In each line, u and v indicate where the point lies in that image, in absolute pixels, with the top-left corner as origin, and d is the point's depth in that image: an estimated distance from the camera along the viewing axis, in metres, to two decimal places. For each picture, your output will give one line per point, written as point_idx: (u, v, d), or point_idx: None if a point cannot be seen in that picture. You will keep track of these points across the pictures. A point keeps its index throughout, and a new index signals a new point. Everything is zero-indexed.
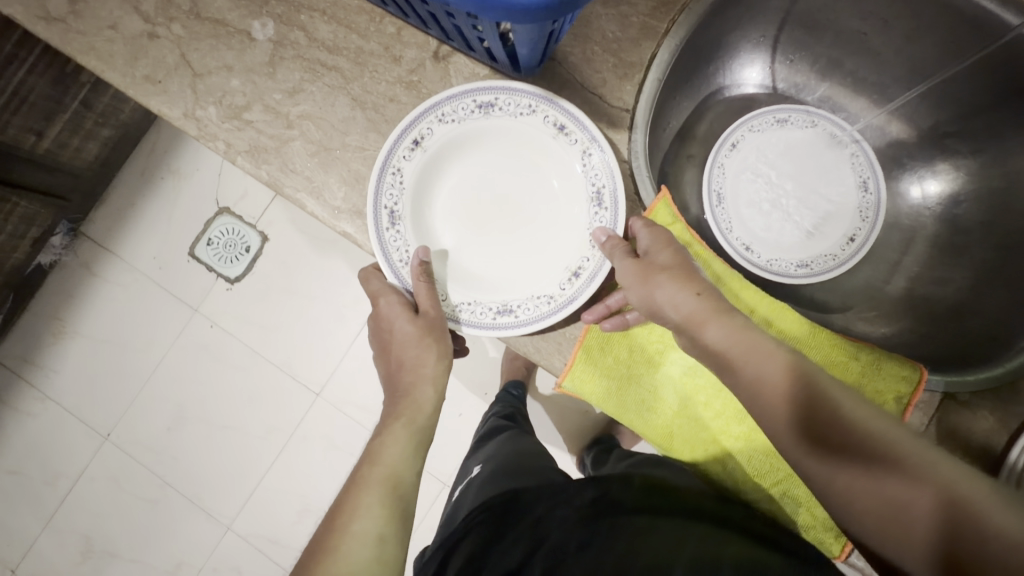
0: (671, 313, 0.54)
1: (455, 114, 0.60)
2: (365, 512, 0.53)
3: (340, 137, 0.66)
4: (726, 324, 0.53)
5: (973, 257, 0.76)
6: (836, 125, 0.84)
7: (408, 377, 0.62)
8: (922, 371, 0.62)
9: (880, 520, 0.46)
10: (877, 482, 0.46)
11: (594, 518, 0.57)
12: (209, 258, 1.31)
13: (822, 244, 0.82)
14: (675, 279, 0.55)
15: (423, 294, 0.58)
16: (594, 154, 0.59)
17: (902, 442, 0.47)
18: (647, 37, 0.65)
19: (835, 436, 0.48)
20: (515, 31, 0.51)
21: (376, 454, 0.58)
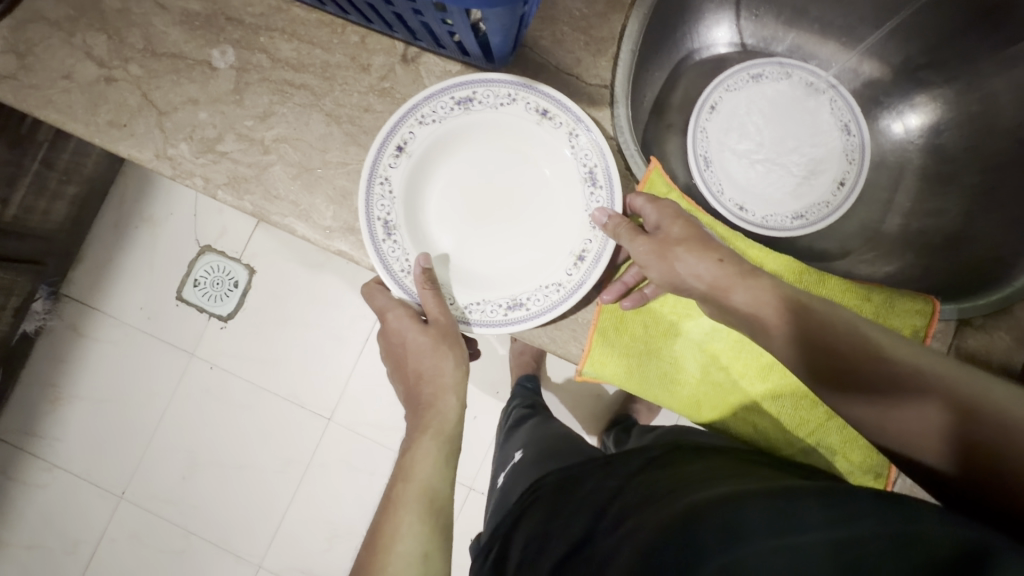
0: (695, 284, 0.55)
1: (434, 114, 0.58)
2: (408, 533, 0.53)
3: (319, 155, 0.64)
4: (746, 291, 0.52)
5: (961, 183, 0.77)
6: (810, 72, 0.84)
7: (429, 388, 0.61)
8: (934, 302, 0.62)
9: (903, 444, 0.46)
10: (889, 408, 0.46)
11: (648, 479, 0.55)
12: (199, 300, 1.28)
13: (815, 192, 0.82)
14: (692, 250, 0.55)
15: (429, 299, 0.57)
16: (581, 134, 0.58)
17: (919, 369, 0.46)
18: (613, 10, 0.65)
19: (847, 370, 0.48)
20: (496, 20, 0.50)
21: (407, 470, 0.57)
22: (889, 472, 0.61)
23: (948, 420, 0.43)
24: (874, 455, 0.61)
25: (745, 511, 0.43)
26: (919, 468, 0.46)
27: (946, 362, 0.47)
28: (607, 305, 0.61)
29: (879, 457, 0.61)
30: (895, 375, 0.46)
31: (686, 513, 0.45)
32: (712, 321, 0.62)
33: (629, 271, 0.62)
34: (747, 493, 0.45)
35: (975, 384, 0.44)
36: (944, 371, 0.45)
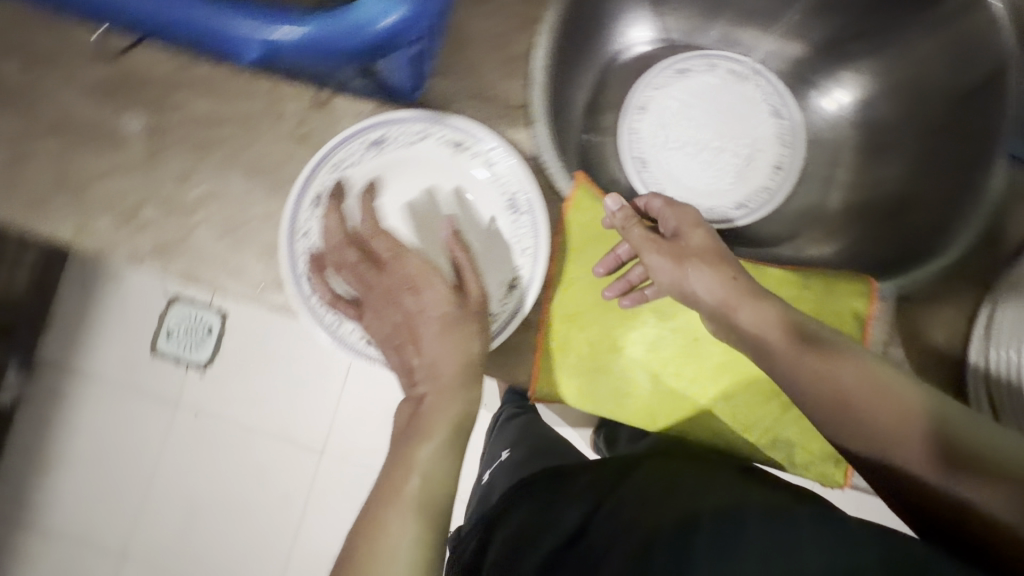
0: (704, 299, 0.57)
1: (348, 159, 0.58)
2: (404, 538, 0.46)
3: (242, 211, 0.63)
4: (751, 312, 0.54)
5: (899, 152, 0.76)
6: (734, 60, 0.84)
7: (419, 378, 0.53)
8: (871, 281, 0.63)
9: (879, 455, 0.49)
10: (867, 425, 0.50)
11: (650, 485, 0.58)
12: (174, 349, 1.26)
13: (753, 179, 0.82)
14: (708, 263, 0.57)
15: (471, 281, 0.55)
16: (498, 163, 0.58)
17: (910, 393, 0.49)
18: (523, 27, 0.64)
19: (838, 391, 0.50)
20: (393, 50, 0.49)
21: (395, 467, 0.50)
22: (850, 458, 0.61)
23: (929, 441, 0.47)
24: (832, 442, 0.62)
25: (744, 532, 0.47)
26: (888, 479, 0.49)
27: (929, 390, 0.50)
28: (597, 275, 0.63)
29: None
30: (886, 397, 0.49)
31: (682, 535, 0.49)
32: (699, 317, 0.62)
33: (635, 269, 0.63)
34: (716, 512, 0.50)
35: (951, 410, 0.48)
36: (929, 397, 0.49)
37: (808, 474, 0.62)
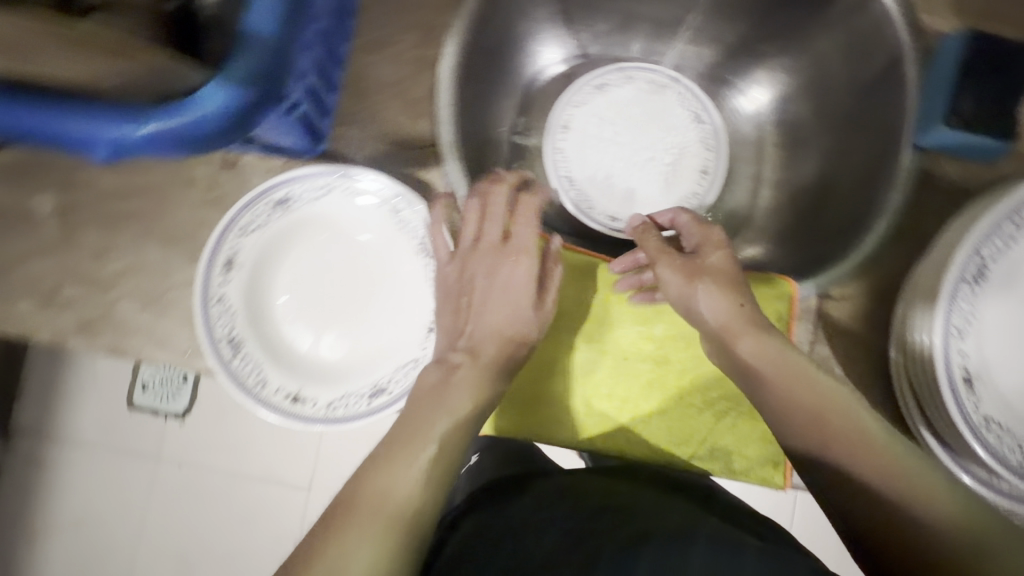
0: (707, 321, 0.54)
1: (255, 222, 0.58)
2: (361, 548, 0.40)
3: (162, 280, 0.62)
4: (752, 342, 0.52)
5: (816, 146, 0.77)
6: (651, 70, 0.83)
7: (467, 343, 0.53)
8: (791, 283, 0.63)
9: (864, 509, 0.45)
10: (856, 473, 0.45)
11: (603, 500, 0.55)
12: (150, 402, 1.06)
13: (682, 187, 0.82)
14: (720, 286, 0.54)
15: (551, 274, 0.56)
16: (404, 209, 0.58)
17: (910, 460, 0.45)
18: (423, 68, 0.64)
19: (822, 429, 0.48)
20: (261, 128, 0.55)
21: (373, 470, 0.45)
22: (787, 460, 0.62)
23: (917, 506, 0.43)
24: (769, 445, 0.62)
25: (685, 553, 0.44)
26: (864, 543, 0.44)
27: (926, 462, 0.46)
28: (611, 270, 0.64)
29: (774, 445, 0.62)
30: (874, 450, 0.46)
31: (638, 541, 0.46)
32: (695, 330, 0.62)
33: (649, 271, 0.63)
34: (694, 532, 0.47)
35: (946, 490, 0.44)
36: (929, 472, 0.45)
37: (750, 479, 0.63)
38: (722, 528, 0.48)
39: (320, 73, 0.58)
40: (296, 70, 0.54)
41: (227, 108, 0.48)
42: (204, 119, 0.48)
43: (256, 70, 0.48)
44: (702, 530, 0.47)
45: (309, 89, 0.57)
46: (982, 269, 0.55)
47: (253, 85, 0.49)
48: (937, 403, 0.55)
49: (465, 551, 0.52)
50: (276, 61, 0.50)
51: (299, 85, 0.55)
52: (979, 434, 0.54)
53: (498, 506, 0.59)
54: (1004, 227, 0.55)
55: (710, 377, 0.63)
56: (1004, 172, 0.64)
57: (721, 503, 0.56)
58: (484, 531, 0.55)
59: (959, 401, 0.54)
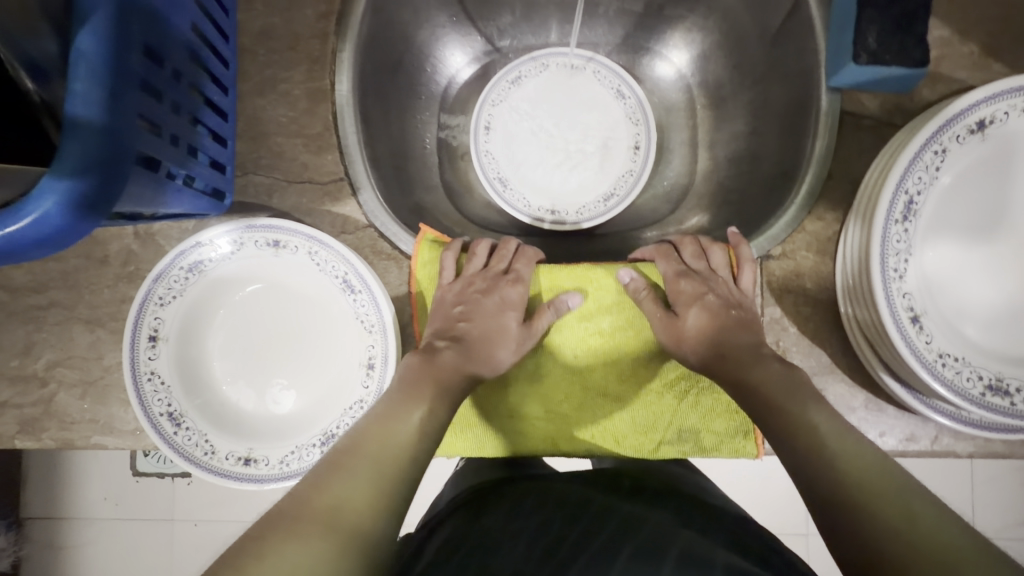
0: (699, 349, 0.57)
1: (172, 290, 0.56)
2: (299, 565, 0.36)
3: (97, 364, 0.61)
4: (748, 370, 0.53)
5: (737, 103, 0.75)
6: (563, 54, 0.80)
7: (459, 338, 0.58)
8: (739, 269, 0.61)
9: (821, 477, 0.43)
10: (801, 447, 0.45)
11: (578, 509, 0.55)
12: (156, 467, 1.03)
13: (615, 167, 0.80)
14: (704, 318, 0.58)
15: (544, 313, 0.60)
16: (320, 249, 0.56)
17: (858, 455, 0.43)
18: (319, 102, 0.63)
19: (779, 411, 0.49)
20: (134, 205, 0.45)
21: (323, 487, 0.42)
22: (756, 428, 0.60)
23: (864, 498, 0.40)
24: (735, 415, 0.61)
25: None
26: (832, 523, 0.41)
27: (880, 458, 0.43)
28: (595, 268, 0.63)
29: (740, 416, 0.61)
30: (819, 448, 0.44)
31: (612, 550, 0.47)
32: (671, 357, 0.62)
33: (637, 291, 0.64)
34: (664, 551, 0.46)
35: (893, 486, 0.40)
36: (879, 468, 0.42)
37: (723, 454, 0.61)
38: (697, 543, 0.47)
39: (181, 118, 0.49)
40: (151, 126, 0.45)
41: (85, 203, 0.37)
42: (61, 228, 0.36)
43: (109, 149, 0.37)
44: (673, 548, 0.46)
45: (177, 143, 0.49)
46: (909, 204, 0.53)
47: (110, 167, 0.38)
48: (889, 345, 0.54)
49: (439, 558, 0.50)
50: (123, 134, 0.39)
51: (165, 144, 0.46)
52: (936, 371, 0.52)
53: (473, 515, 0.57)
54: (924, 158, 0.52)
55: (665, 359, 0.62)
56: (926, 98, 0.62)
57: (675, 500, 0.56)
58: (457, 540, 0.53)
59: (910, 341, 0.52)
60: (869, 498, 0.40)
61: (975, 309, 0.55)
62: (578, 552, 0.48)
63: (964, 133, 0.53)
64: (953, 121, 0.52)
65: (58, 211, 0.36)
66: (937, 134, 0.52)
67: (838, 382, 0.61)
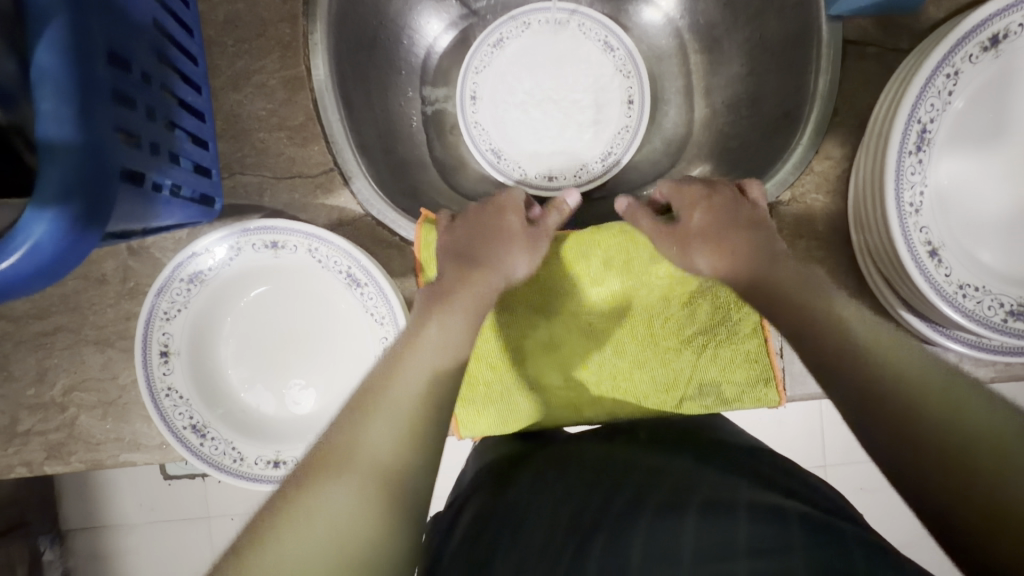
0: (720, 271, 0.57)
1: (175, 304, 0.55)
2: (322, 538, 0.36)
3: (113, 384, 0.61)
4: (759, 281, 0.54)
5: (732, 42, 0.72)
6: (544, 9, 0.76)
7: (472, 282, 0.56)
8: None
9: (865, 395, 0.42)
10: (841, 369, 0.44)
11: (607, 468, 0.54)
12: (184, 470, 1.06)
13: (610, 126, 0.77)
14: (710, 238, 0.57)
15: (550, 214, 0.62)
16: (319, 245, 0.54)
17: (909, 364, 0.42)
18: (297, 90, 0.60)
19: (820, 338, 0.47)
20: (124, 224, 0.44)
21: (339, 445, 0.42)
22: (775, 374, 0.60)
23: (911, 400, 0.39)
24: (755, 364, 0.60)
25: (678, 526, 0.43)
26: (876, 437, 0.40)
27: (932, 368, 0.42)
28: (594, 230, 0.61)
29: (759, 364, 0.60)
30: (863, 360, 0.43)
31: (635, 505, 0.47)
32: (687, 308, 0.60)
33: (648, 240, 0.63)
34: (689, 499, 0.46)
35: (946, 388, 0.39)
36: (929, 371, 0.41)
37: (745, 404, 0.61)
38: (721, 487, 0.47)
39: (158, 124, 0.47)
40: (130, 138, 0.42)
41: (75, 230, 0.35)
42: (55, 258, 0.35)
43: (90, 169, 0.35)
44: (697, 494, 0.46)
45: (158, 151, 0.46)
46: (922, 133, 0.51)
47: (95, 187, 0.36)
48: (906, 280, 0.53)
49: (474, 535, 0.51)
50: (105, 151, 0.37)
51: (147, 156, 0.44)
52: (957, 303, 0.51)
53: (499, 487, 0.58)
54: (936, 83, 0.50)
55: (682, 317, 0.60)
56: (933, 17, 0.59)
57: (692, 447, 0.56)
58: (489, 513, 0.54)
59: (928, 274, 0.51)
60: (912, 409, 0.39)
61: (993, 235, 0.54)
62: (608, 507, 0.48)
63: (976, 52, 0.50)
64: (964, 40, 0.49)
65: (49, 241, 0.34)
66: (949, 56, 0.49)
67: None
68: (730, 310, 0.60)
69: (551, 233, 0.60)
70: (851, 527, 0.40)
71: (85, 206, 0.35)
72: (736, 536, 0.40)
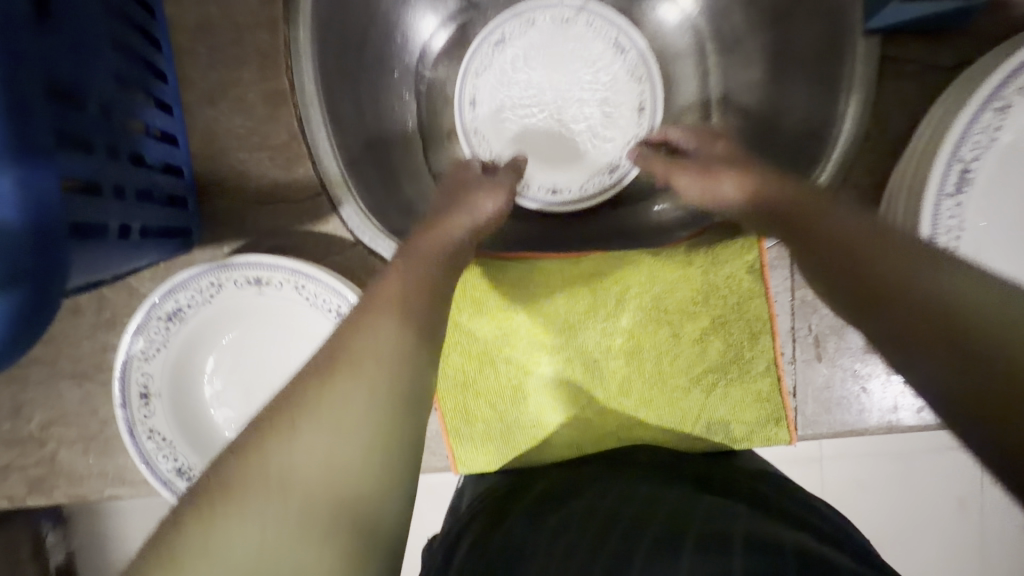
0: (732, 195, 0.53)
1: (153, 344, 0.51)
2: (289, 485, 0.30)
3: (94, 418, 0.58)
4: (784, 186, 0.49)
5: (754, 49, 0.66)
6: (550, 5, 0.70)
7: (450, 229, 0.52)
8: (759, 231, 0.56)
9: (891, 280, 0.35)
10: (865, 260, 0.38)
11: (625, 510, 0.48)
12: None
13: (619, 134, 0.72)
14: (732, 163, 0.55)
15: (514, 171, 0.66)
16: (306, 283, 0.51)
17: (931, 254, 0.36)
18: (279, 105, 0.55)
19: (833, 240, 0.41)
20: (89, 279, 0.40)
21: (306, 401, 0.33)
22: (788, 414, 0.57)
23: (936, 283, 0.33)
24: (767, 405, 0.57)
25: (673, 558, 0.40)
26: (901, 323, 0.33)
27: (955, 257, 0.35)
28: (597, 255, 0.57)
29: (772, 402, 0.57)
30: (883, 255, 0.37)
31: (632, 541, 0.44)
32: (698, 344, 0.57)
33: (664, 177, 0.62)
34: (684, 533, 0.43)
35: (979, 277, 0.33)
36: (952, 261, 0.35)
37: (756, 444, 0.58)
38: (716, 517, 0.44)
39: (125, 162, 0.43)
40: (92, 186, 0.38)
41: (22, 320, 0.33)
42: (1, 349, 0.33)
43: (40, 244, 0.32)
44: (694, 526, 0.44)
45: (127, 194, 0.42)
46: (963, 172, 0.47)
47: (40, 251, 0.33)
48: None
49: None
50: (56, 226, 0.33)
51: (112, 202, 0.40)
52: None
53: (496, 519, 0.51)
54: (982, 119, 0.46)
55: (691, 354, 0.58)
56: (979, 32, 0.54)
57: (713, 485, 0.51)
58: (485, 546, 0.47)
59: None
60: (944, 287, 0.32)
61: None
62: (604, 542, 0.44)
63: None
64: (1017, 73, 0.45)
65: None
66: (998, 88, 0.45)
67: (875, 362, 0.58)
68: (743, 348, 0.57)
69: (553, 262, 0.57)
70: (846, 561, 0.38)
71: (31, 296, 0.33)
72: (729, 565, 0.37)
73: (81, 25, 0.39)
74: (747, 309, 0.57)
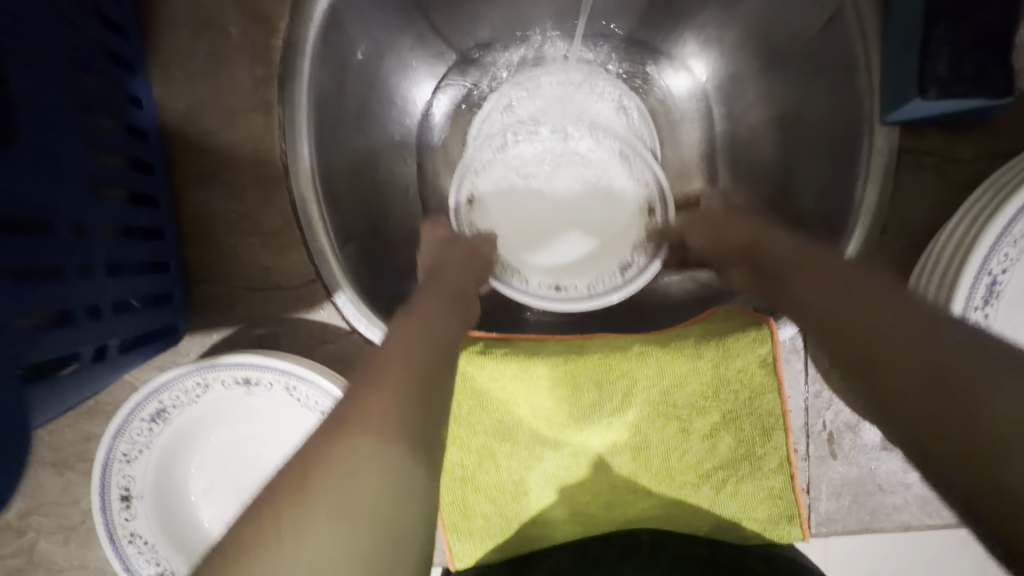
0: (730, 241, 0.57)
1: (136, 445, 0.49)
2: (313, 539, 0.26)
3: (75, 508, 0.56)
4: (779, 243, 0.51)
5: None
6: (555, 71, 0.66)
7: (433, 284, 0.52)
8: (770, 323, 0.53)
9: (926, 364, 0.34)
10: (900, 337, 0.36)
11: None
12: None
13: (630, 231, 0.67)
14: (733, 220, 0.59)
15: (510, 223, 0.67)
16: (298, 384, 0.48)
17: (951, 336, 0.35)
18: (273, 190, 0.53)
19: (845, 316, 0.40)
20: (40, 413, 0.40)
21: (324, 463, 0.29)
22: (800, 512, 0.55)
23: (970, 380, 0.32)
24: (779, 501, 0.55)
25: None
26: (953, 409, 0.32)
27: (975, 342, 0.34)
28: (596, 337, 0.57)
29: (785, 499, 0.55)
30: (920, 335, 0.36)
31: None
32: (707, 438, 0.55)
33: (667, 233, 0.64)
34: None
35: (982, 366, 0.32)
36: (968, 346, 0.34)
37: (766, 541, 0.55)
38: None
39: (92, 279, 0.42)
40: (39, 318, 0.38)
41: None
42: None
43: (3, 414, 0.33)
44: None
45: (81, 317, 0.41)
46: (992, 285, 0.46)
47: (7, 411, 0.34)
48: None
49: None
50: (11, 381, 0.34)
51: (60, 332, 0.40)
52: None
53: None
54: (1013, 230, 0.45)
55: (701, 450, 0.55)
56: (990, 128, 0.53)
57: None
58: None
59: None
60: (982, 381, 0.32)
61: None
62: None
63: None
64: None
65: None
66: None
67: (892, 459, 0.57)
68: (754, 444, 0.55)
69: (560, 348, 0.55)
70: None
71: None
72: None
73: (47, 147, 0.40)
74: (759, 404, 0.55)
